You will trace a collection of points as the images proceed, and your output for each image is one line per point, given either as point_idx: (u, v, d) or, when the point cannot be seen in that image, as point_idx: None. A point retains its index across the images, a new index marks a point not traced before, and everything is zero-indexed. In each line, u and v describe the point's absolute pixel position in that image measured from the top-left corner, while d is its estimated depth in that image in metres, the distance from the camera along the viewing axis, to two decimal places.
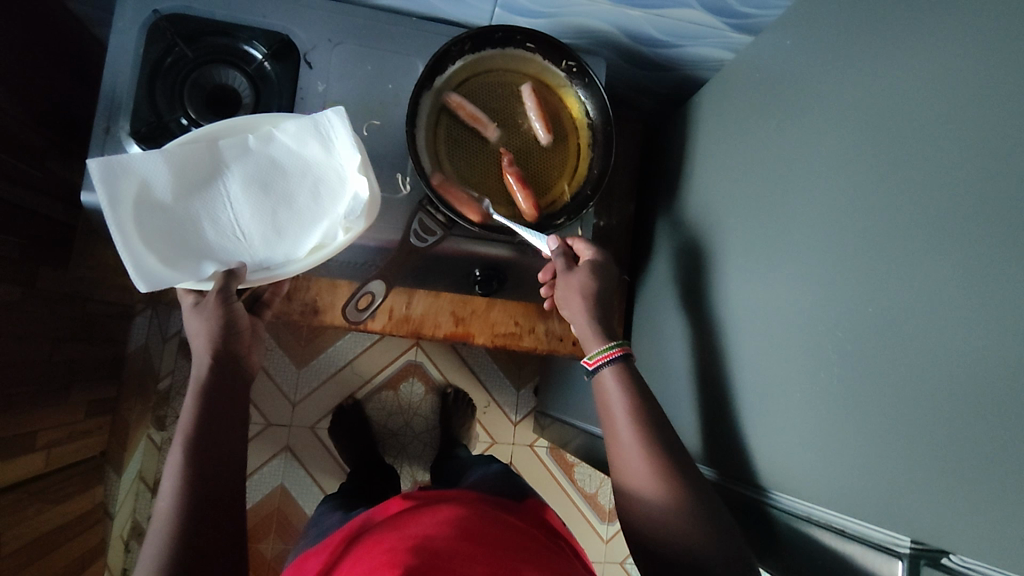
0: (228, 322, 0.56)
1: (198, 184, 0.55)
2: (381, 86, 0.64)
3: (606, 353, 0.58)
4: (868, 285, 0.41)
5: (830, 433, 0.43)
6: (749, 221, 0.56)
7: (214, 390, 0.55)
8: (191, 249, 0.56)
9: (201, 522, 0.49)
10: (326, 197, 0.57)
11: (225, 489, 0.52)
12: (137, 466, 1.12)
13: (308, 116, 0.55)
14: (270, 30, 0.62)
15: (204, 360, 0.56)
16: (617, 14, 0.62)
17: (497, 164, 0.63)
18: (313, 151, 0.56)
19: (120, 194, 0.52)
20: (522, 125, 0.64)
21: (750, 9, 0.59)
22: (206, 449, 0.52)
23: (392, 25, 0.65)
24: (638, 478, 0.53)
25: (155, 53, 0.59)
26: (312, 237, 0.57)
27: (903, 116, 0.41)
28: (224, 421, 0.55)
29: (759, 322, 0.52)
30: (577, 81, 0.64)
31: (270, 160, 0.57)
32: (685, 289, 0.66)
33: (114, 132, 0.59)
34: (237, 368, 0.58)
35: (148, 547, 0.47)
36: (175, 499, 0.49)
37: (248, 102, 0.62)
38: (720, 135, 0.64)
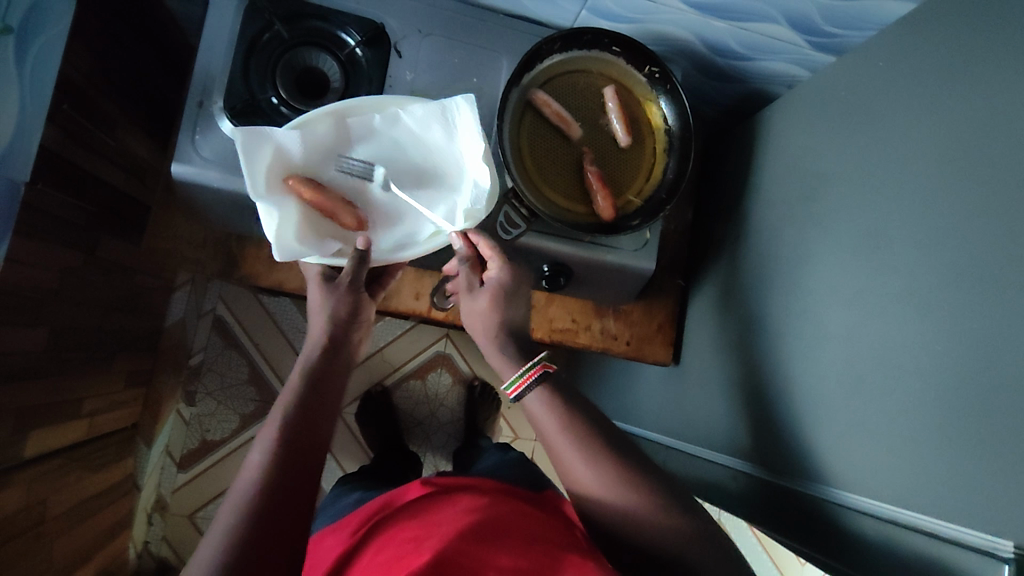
0: (353, 307, 0.64)
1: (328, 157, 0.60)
2: (465, 78, 0.65)
3: (523, 378, 0.59)
4: (950, 300, 0.43)
5: (907, 442, 0.44)
6: (829, 234, 0.57)
7: (317, 377, 0.60)
8: (319, 222, 0.60)
9: (286, 489, 0.50)
10: (443, 180, 0.62)
11: (314, 457, 0.54)
12: (165, 440, 1.12)
13: (437, 101, 0.59)
14: (364, 17, 0.63)
15: (319, 343, 0.62)
16: (700, 24, 0.64)
17: (576, 161, 0.64)
18: (434, 135, 0.60)
19: (258, 161, 0.56)
20: (603, 126, 0.65)
21: (834, 28, 0.61)
22: (300, 425, 0.55)
23: (479, 20, 0.66)
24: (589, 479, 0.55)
25: (251, 32, 0.60)
26: (431, 220, 0.62)
27: (997, 139, 0.42)
28: (321, 404, 0.58)
29: (835, 333, 0.54)
30: (659, 87, 0.65)
31: (394, 140, 0.61)
32: (751, 299, 0.68)
33: (207, 107, 0.60)
34: (342, 360, 0.63)
35: (236, 490, 0.50)
36: (268, 451, 0.52)
37: (337, 86, 0.63)
38: (793, 150, 0.65)
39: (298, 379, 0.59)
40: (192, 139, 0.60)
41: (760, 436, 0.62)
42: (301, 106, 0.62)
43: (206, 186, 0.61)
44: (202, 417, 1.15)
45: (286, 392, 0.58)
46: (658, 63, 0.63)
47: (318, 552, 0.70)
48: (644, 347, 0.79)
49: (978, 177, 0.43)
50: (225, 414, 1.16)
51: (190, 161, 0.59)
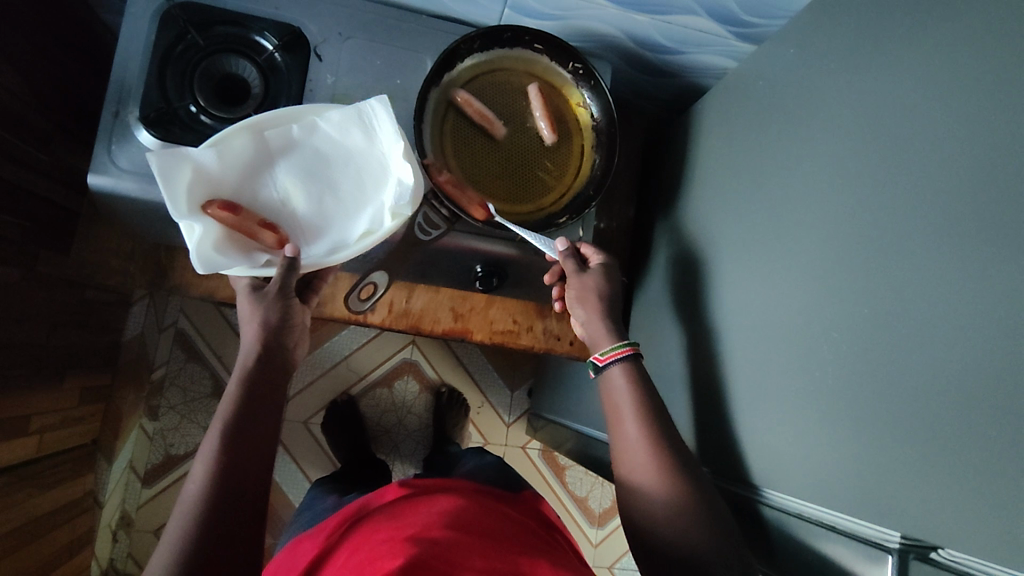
0: (284, 315, 0.60)
1: (249, 169, 0.59)
2: (389, 80, 0.65)
3: (617, 350, 0.60)
4: (863, 288, 0.42)
5: (823, 431, 0.44)
6: (749, 225, 0.57)
7: (254, 386, 0.57)
8: (245, 238, 0.59)
9: (228, 507, 0.50)
10: (370, 184, 0.61)
11: (254, 477, 0.53)
12: (128, 455, 1.11)
13: (354, 106, 0.59)
14: (282, 22, 0.63)
15: (254, 347, 0.59)
16: (623, 19, 0.64)
17: (502, 162, 0.64)
18: (355, 139, 0.60)
19: (178, 177, 0.54)
20: (529, 124, 0.65)
21: (752, 17, 0.60)
22: (239, 437, 0.53)
23: (401, 22, 0.65)
24: (634, 451, 0.55)
25: (166, 40, 0.60)
26: (362, 223, 0.61)
27: (901, 122, 0.42)
28: (261, 413, 0.56)
29: (754, 324, 0.53)
30: (583, 83, 0.65)
31: (314, 149, 0.60)
32: (681, 291, 0.67)
33: (123, 116, 0.60)
34: (279, 365, 0.60)
35: (173, 527, 0.48)
36: (206, 479, 0.50)
37: (258, 92, 0.63)
38: (720, 142, 0.65)
39: (233, 392, 0.56)
40: (108, 150, 0.59)
41: (695, 432, 0.61)
42: (221, 113, 0.62)
43: (127, 197, 0.60)
44: (166, 431, 1.15)
45: (221, 406, 0.56)
46: (580, 59, 0.63)
47: (294, 559, 0.68)
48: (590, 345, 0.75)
49: (887, 161, 0.42)
50: (189, 428, 1.16)
51: (107, 172, 0.59)
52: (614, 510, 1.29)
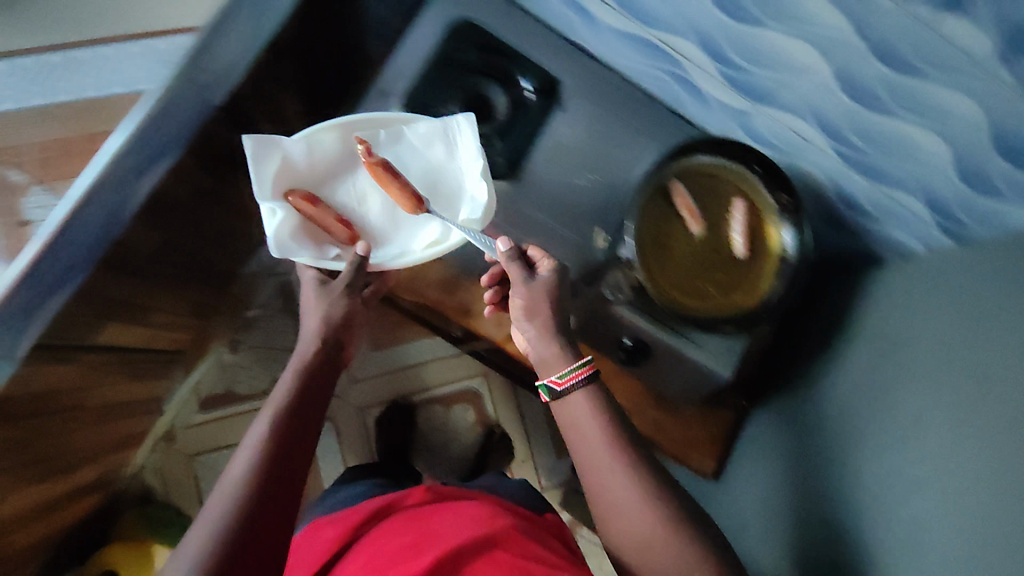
0: (350, 308, 0.64)
1: (336, 168, 0.67)
2: (613, 150, 0.70)
3: (577, 372, 0.60)
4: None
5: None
6: (949, 410, 0.56)
7: (314, 380, 0.60)
8: (319, 230, 0.66)
9: (275, 492, 0.51)
10: (443, 198, 0.68)
11: (298, 467, 0.54)
12: (197, 378, 1.15)
13: (441, 120, 0.66)
14: (545, 70, 0.69)
15: (314, 341, 0.62)
16: (839, 170, 0.67)
17: (692, 257, 0.67)
18: (435, 152, 0.67)
19: (269, 165, 0.64)
20: (725, 233, 0.67)
21: (965, 217, 0.58)
22: (287, 424, 0.55)
23: (638, 103, 0.71)
24: (619, 485, 0.57)
25: (447, 50, 0.68)
26: (429, 234, 0.67)
27: None
28: (311, 405, 0.58)
29: (957, 521, 0.52)
30: (787, 217, 0.65)
31: (394, 155, 0.68)
32: (865, 450, 0.67)
33: (388, 100, 0.68)
34: (334, 363, 0.63)
35: (214, 504, 0.50)
36: (253, 460, 0.52)
37: (501, 118, 0.69)
38: (914, 308, 0.65)
39: (291, 380, 0.59)
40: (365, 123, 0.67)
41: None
42: (465, 125, 0.70)
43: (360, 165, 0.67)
44: (238, 367, 1.19)
45: (275, 394, 0.58)
46: (790, 195, 0.64)
47: (307, 549, 0.71)
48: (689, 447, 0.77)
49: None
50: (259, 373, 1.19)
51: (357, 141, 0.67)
52: None
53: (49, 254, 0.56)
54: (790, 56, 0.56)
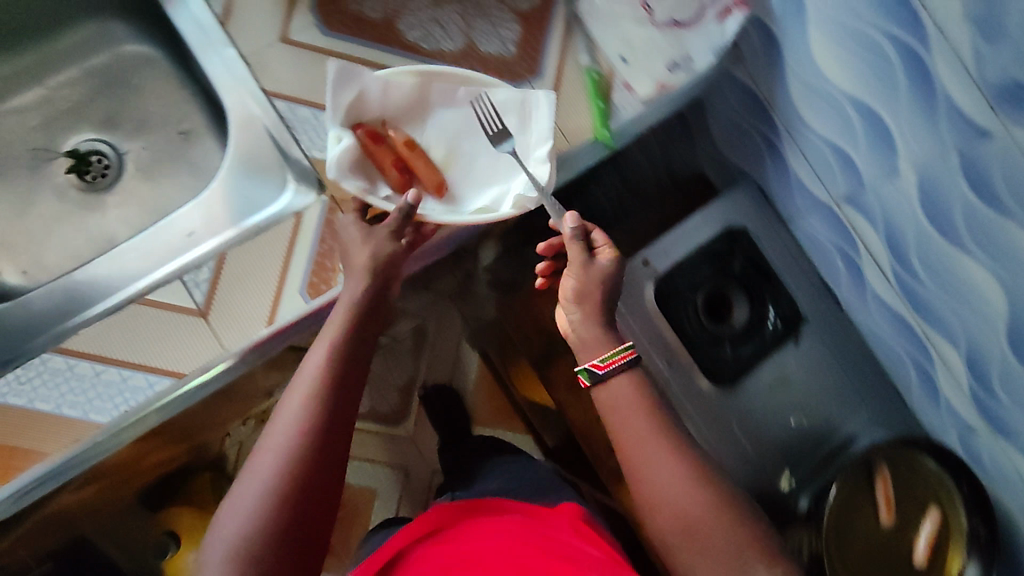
0: (393, 258, 0.54)
1: (407, 114, 0.60)
2: (828, 403, 0.71)
3: (616, 357, 0.55)
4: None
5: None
6: None
7: (344, 367, 0.50)
8: (372, 169, 0.57)
9: (308, 487, 0.47)
10: (508, 170, 0.60)
11: (336, 448, 0.49)
12: None
13: (520, 91, 0.59)
14: (795, 303, 0.72)
15: (361, 284, 0.52)
16: None
17: (869, 542, 0.65)
18: (508, 123, 0.60)
19: (344, 97, 0.57)
20: (909, 532, 0.65)
21: None
22: (320, 398, 0.49)
23: (865, 370, 0.73)
24: (663, 464, 0.53)
25: (716, 248, 0.73)
26: (488, 201, 0.59)
27: None
28: (348, 365, 0.51)
29: None
30: (979, 556, 0.63)
31: (468, 119, 0.60)
32: None
33: (646, 268, 0.72)
34: (381, 306, 0.53)
35: (242, 497, 0.46)
36: (284, 447, 0.47)
37: (737, 327, 0.72)
38: None
39: (330, 339, 0.50)
40: (619, 281, 0.71)
41: None
42: (703, 319, 0.72)
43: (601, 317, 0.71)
44: None
45: (298, 378, 0.50)
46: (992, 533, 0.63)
47: None
48: None
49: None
50: None
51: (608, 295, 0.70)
52: None
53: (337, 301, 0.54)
54: None
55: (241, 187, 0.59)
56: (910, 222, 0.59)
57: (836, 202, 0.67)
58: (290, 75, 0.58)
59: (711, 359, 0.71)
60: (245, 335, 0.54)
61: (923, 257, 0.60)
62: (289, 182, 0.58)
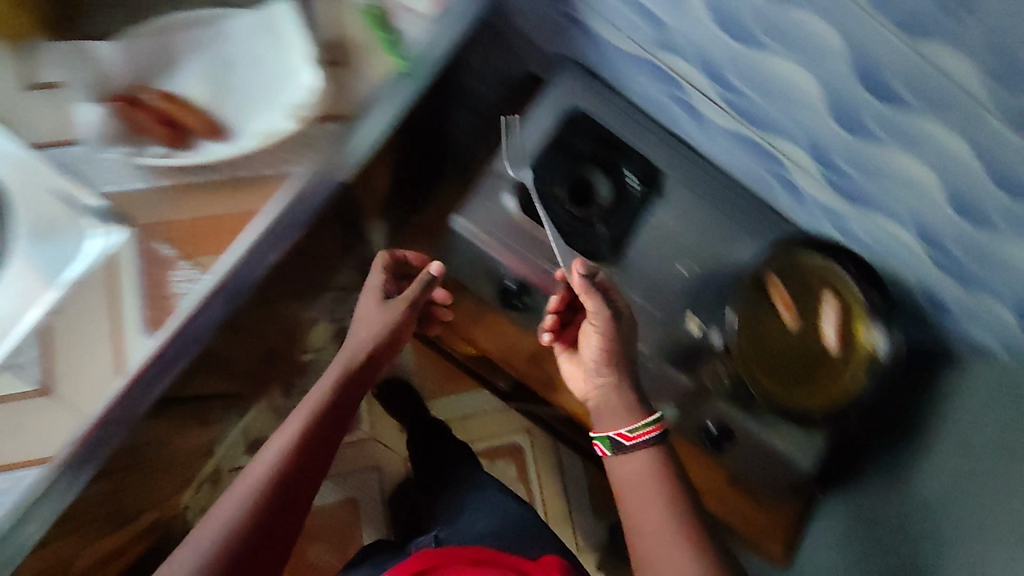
0: (394, 335, 0.65)
1: (155, 70, 0.57)
2: (711, 241, 0.72)
3: (646, 428, 0.59)
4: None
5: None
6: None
7: (331, 412, 0.59)
8: (140, 133, 0.55)
9: (291, 499, 0.53)
10: (279, 88, 0.57)
11: (314, 473, 0.56)
12: (246, 420, 1.15)
13: (258, 9, 0.57)
14: (648, 161, 0.73)
15: (364, 348, 0.63)
16: (933, 276, 0.68)
17: (781, 348, 0.69)
18: (260, 43, 0.57)
19: (84, 75, 0.55)
20: (815, 326, 0.69)
21: None
22: (316, 431, 0.57)
23: (735, 197, 0.74)
24: (637, 480, 0.58)
25: (561, 136, 0.71)
26: (264, 124, 0.56)
27: None
28: (337, 413, 0.59)
29: None
30: (880, 320, 0.66)
31: (221, 53, 0.57)
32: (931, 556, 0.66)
33: (499, 179, 0.69)
34: (374, 367, 0.65)
35: (235, 495, 0.52)
36: (279, 460, 0.54)
37: (604, 204, 0.72)
38: (974, 412, 0.68)
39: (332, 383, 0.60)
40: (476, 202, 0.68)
41: None
42: (572, 208, 0.70)
43: (469, 243, 0.69)
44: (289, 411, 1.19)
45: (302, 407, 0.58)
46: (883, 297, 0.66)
47: None
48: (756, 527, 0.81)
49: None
50: None
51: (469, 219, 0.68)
52: None
53: (184, 331, 0.50)
54: (906, 179, 0.58)
55: (41, 253, 0.55)
56: (718, 47, 0.59)
57: (651, 51, 0.67)
58: (47, 119, 0.54)
59: (590, 239, 0.70)
60: (98, 391, 0.50)
61: (741, 75, 0.61)
62: (91, 228, 0.54)
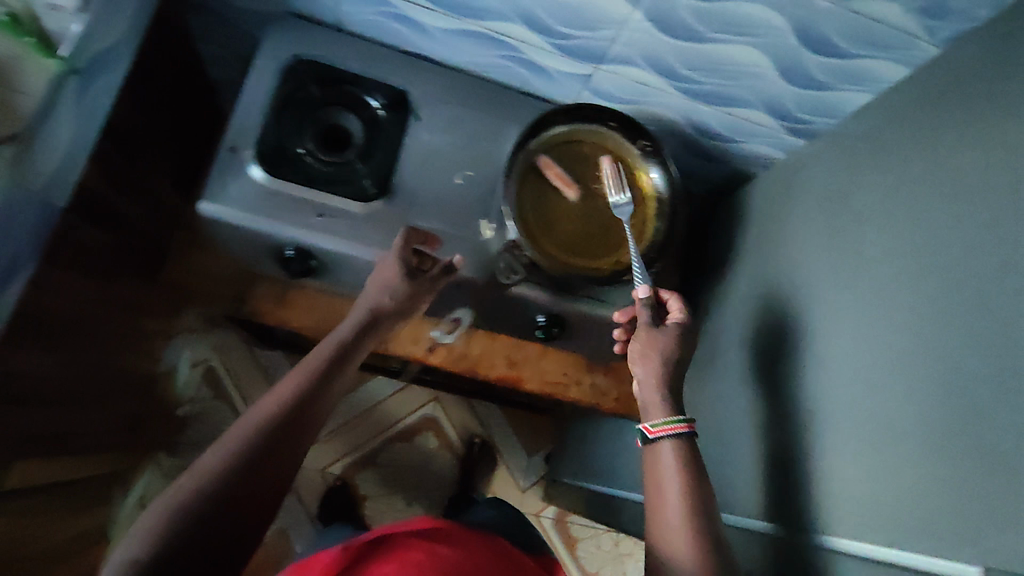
0: (411, 296, 0.63)
1: None
2: (476, 144, 0.71)
3: (670, 425, 0.56)
4: (918, 292, 0.47)
5: (880, 453, 0.47)
6: (827, 296, 0.58)
7: (303, 411, 0.52)
8: None
9: (281, 447, 0.50)
10: None
11: (306, 429, 0.52)
12: (139, 491, 1.09)
13: None
14: (388, 85, 0.71)
15: (377, 300, 0.61)
16: (689, 107, 0.72)
17: (574, 220, 0.70)
18: None
19: None
20: (598, 190, 0.71)
21: (805, 115, 0.68)
22: (317, 388, 0.54)
23: (489, 94, 0.73)
24: (668, 455, 0.55)
25: (286, 89, 0.67)
26: None
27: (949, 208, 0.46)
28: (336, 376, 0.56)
29: (846, 390, 0.52)
30: (651, 159, 0.71)
31: None
32: (756, 352, 0.68)
33: (238, 152, 0.66)
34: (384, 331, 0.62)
35: (228, 439, 0.48)
36: (274, 408, 0.51)
37: (359, 142, 0.69)
38: (776, 217, 0.71)
39: (341, 340, 0.58)
40: (223, 182, 0.65)
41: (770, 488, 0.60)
42: (325, 156, 0.68)
43: (229, 225, 0.65)
44: (183, 469, 1.14)
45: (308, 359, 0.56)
46: (649, 140, 0.70)
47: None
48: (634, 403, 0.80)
49: (968, 172, 0.46)
50: None
51: (219, 201, 0.64)
52: None
53: None
54: (606, 12, 0.60)
55: None
56: None
57: None
58: None
59: (354, 184, 0.67)
60: None
61: None
62: None
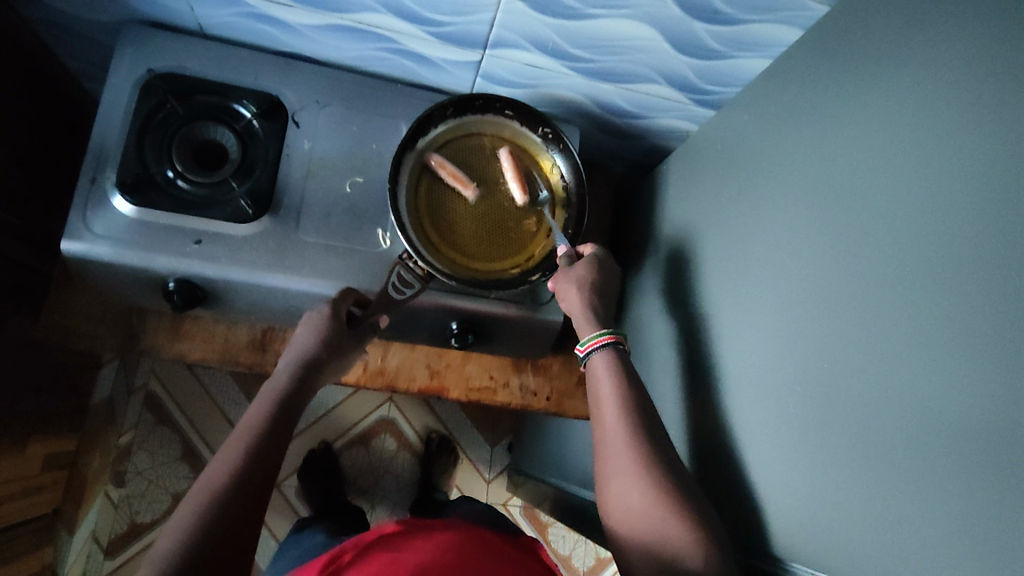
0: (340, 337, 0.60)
1: None
2: (365, 146, 0.67)
3: (596, 339, 0.58)
4: (823, 271, 0.46)
5: (796, 439, 0.45)
6: (740, 276, 0.56)
7: (241, 482, 0.48)
8: None
9: (246, 502, 0.48)
10: None
11: (267, 478, 0.51)
12: (91, 525, 1.07)
13: None
14: (261, 90, 0.66)
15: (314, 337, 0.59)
16: (590, 87, 0.68)
17: (476, 221, 0.65)
18: None
19: None
20: (500, 185, 0.66)
21: (709, 85, 0.65)
22: (266, 438, 0.52)
23: (375, 90, 0.69)
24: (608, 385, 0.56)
25: (145, 108, 0.62)
26: None
27: (858, 176, 0.44)
28: (282, 422, 0.55)
29: (759, 373, 0.50)
30: (552, 146, 0.67)
31: None
32: (679, 338, 0.65)
33: (99, 182, 0.60)
34: (331, 367, 0.60)
35: (180, 512, 0.47)
36: (228, 469, 0.49)
37: (235, 157, 0.64)
38: (692, 196, 0.68)
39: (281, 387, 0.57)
40: (84, 217, 0.59)
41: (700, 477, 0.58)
42: (197, 177, 0.62)
43: (99, 262, 0.60)
44: (132, 498, 1.10)
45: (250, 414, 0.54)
46: (551, 126, 0.66)
47: None
48: (566, 400, 0.77)
49: (865, 144, 0.44)
50: (157, 494, 1.11)
51: (81, 238, 0.59)
52: (599, 567, 1.27)
53: None
54: None
55: None
56: None
57: None
58: None
59: (231, 204, 0.62)
60: None
61: None
62: None
